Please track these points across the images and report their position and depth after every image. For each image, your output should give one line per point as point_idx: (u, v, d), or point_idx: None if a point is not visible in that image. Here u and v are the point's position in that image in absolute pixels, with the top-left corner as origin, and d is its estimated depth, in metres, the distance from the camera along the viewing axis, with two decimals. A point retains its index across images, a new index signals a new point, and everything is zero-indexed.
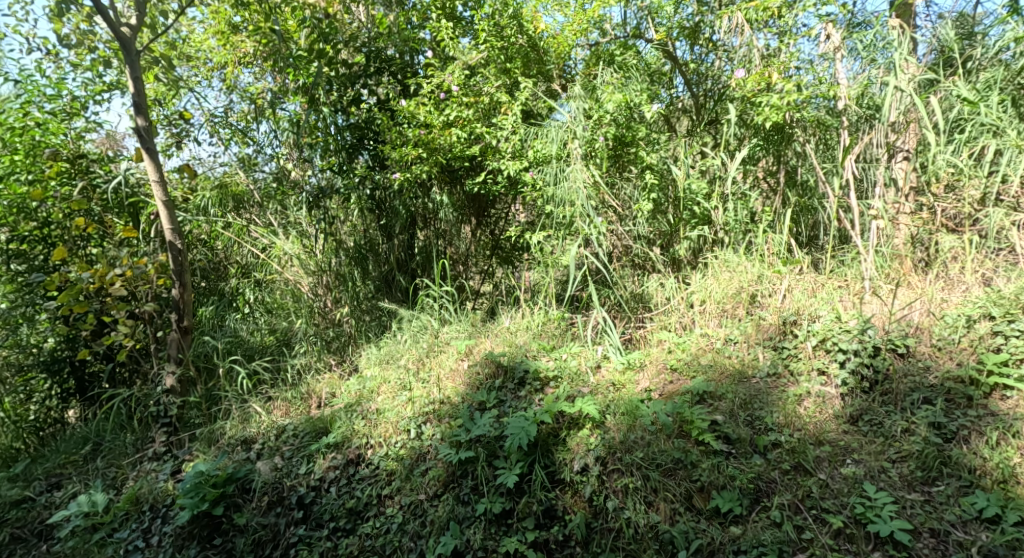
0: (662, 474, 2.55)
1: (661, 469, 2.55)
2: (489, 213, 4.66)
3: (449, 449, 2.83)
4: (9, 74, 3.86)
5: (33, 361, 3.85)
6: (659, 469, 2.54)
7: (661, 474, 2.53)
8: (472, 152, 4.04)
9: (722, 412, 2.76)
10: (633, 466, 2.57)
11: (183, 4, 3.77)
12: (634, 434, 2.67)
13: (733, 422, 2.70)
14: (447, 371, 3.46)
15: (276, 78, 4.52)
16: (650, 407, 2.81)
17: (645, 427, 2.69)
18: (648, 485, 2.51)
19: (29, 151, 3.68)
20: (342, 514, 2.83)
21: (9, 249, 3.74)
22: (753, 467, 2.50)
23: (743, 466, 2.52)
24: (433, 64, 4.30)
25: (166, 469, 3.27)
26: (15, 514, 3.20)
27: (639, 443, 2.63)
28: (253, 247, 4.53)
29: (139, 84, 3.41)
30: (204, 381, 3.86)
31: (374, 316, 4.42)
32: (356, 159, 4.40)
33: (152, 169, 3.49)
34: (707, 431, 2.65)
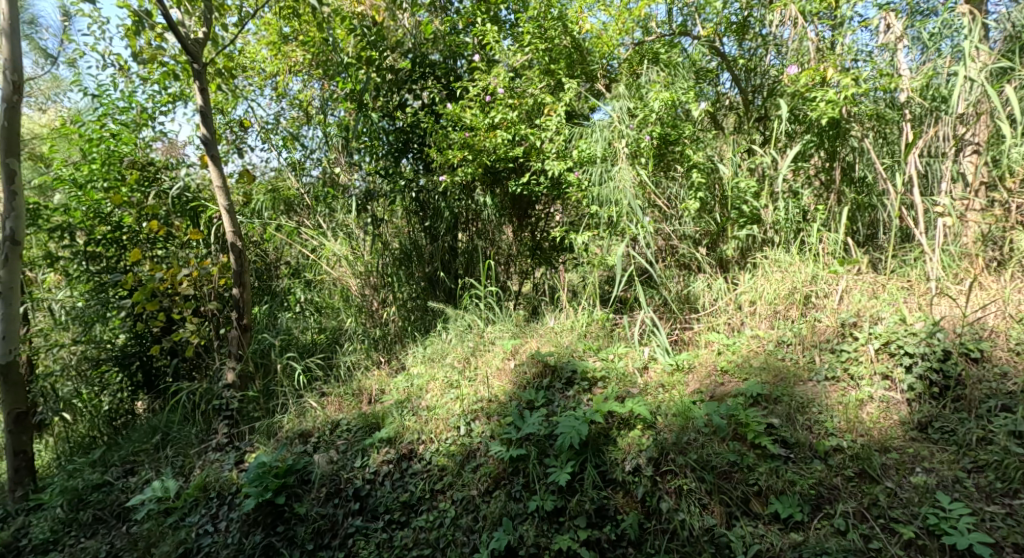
0: (717, 476, 2.51)
1: (716, 471, 2.50)
2: (530, 214, 4.68)
3: (501, 447, 2.89)
4: (87, 89, 4.13)
5: (106, 355, 4.09)
6: (714, 472, 2.50)
7: (716, 477, 2.49)
8: (517, 153, 4.04)
9: (778, 416, 2.68)
10: (688, 467, 2.54)
11: (243, 17, 3.95)
12: (687, 435, 2.64)
13: (791, 426, 2.63)
14: (494, 370, 3.51)
15: (326, 85, 4.71)
16: (703, 409, 2.76)
17: (698, 428, 2.66)
18: (703, 487, 2.47)
19: (105, 161, 3.95)
20: (397, 507, 2.89)
21: (84, 250, 4.00)
22: (814, 472, 2.42)
23: (803, 471, 2.44)
24: (479, 68, 4.35)
25: (229, 460, 3.42)
26: (95, 497, 3.42)
27: (693, 444, 2.60)
28: (303, 248, 4.62)
29: (206, 95, 3.59)
30: (262, 377, 4.03)
31: (420, 316, 4.52)
32: (401, 163, 4.51)
33: (215, 175, 3.67)
34: (763, 435, 2.59)
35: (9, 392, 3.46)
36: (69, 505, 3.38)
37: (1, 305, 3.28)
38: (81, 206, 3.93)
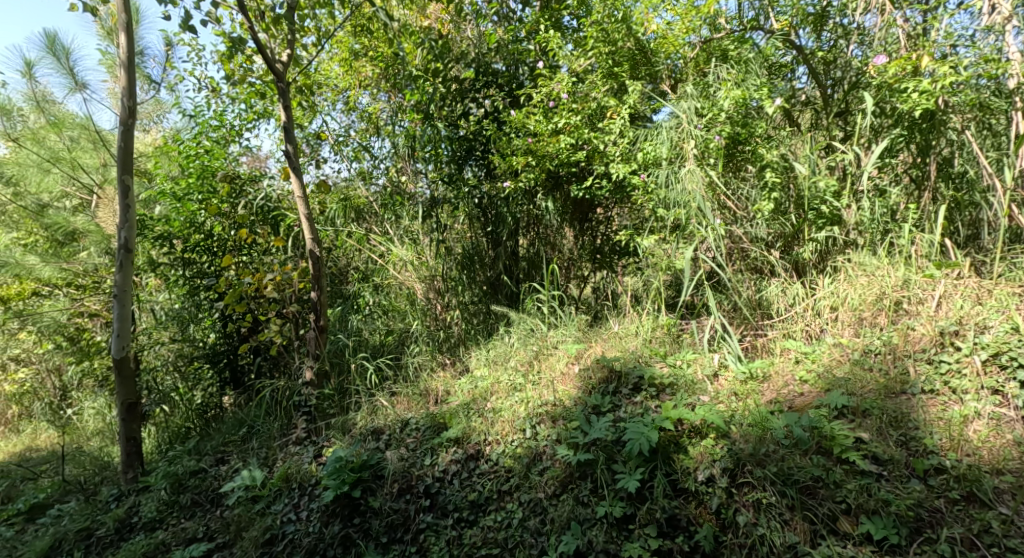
0: (800, 491, 2.40)
1: (798, 486, 2.40)
2: (590, 218, 4.61)
3: (567, 450, 2.89)
4: (185, 111, 4.53)
5: (199, 353, 4.45)
6: (797, 486, 2.40)
7: (799, 492, 2.38)
8: (579, 158, 3.99)
9: (867, 429, 2.54)
10: (766, 480, 2.44)
11: (320, 38, 4.21)
12: (765, 447, 2.55)
13: (883, 442, 2.47)
14: (559, 374, 3.53)
15: (393, 97, 4.91)
16: (781, 419, 2.65)
17: (778, 440, 2.57)
18: (784, 502, 2.38)
19: (200, 175, 4.30)
20: (465, 506, 2.96)
21: (181, 257, 4.38)
22: (911, 493, 2.26)
23: (899, 491, 2.29)
24: (543, 75, 4.31)
25: (308, 453, 3.61)
26: (193, 482, 3.72)
27: (771, 457, 2.50)
28: (371, 254, 4.82)
29: (289, 112, 3.84)
30: (337, 375, 4.25)
31: (482, 319, 4.56)
32: (464, 170, 4.62)
33: (296, 187, 3.90)
34: (851, 449, 2.46)
35: (123, 385, 3.84)
36: (171, 489, 3.69)
37: (116, 306, 3.62)
38: (180, 216, 4.31)
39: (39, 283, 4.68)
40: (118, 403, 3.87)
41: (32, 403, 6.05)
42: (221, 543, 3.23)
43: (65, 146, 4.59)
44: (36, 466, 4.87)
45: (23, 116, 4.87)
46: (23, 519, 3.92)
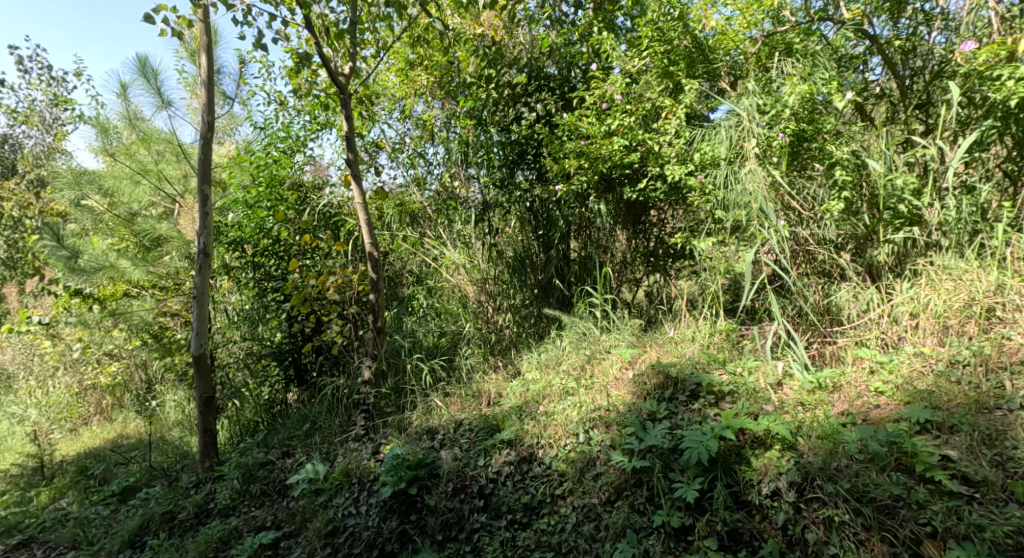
0: (877, 510, 2.30)
1: (875, 505, 2.29)
2: (643, 220, 4.55)
3: (622, 456, 2.88)
4: (257, 124, 4.81)
5: (267, 351, 4.72)
6: (873, 505, 2.29)
7: (875, 511, 2.28)
8: (633, 159, 3.88)
9: (955, 447, 2.38)
10: (839, 497, 2.34)
11: (378, 49, 4.37)
12: (837, 461, 2.43)
13: (974, 461, 2.31)
14: (612, 379, 3.48)
15: (447, 104, 5.03)
16: (855, 432, 2.55)
17: (851, 455, 2.45)
18: (860, 521, 2.27)
19: (270, 184, 4.55)
20: (519, 508, 2.98)
21: (252, 260, 4.67)
22: (1010, 518, 2.10)
23: (994, 515, 2.13)
24: (597, 77, 4.25)
25: (367, 450, 3.74)
26: (262, 473, 3.92)
27: (844, 472, 2.39)
28: (427, 258, 4.85)
29: (351, 122, 4.00)
30: (393, 374, 4.37)
31: (534, 323, 4.57)
32: (515, 175, 4.67)
33: (357, 194, 4.05)
34: (937, 468, 2.32)
35: (201, 379, 4.12)
36: (242, 478, 3.90)
37: (197, 307, 3.89)
38: (251, 223, 4.58)
39: (130, 285, 5.00)
40: (197, 396, 4.16)
41: (123, 395, 6.58)
42: (287, 532, 3.40)
43: (152, 160, 4.94)
44: (126, 452, 5.29)
45: (116, 131, 5.04)
46: (117, 500, 4.32)
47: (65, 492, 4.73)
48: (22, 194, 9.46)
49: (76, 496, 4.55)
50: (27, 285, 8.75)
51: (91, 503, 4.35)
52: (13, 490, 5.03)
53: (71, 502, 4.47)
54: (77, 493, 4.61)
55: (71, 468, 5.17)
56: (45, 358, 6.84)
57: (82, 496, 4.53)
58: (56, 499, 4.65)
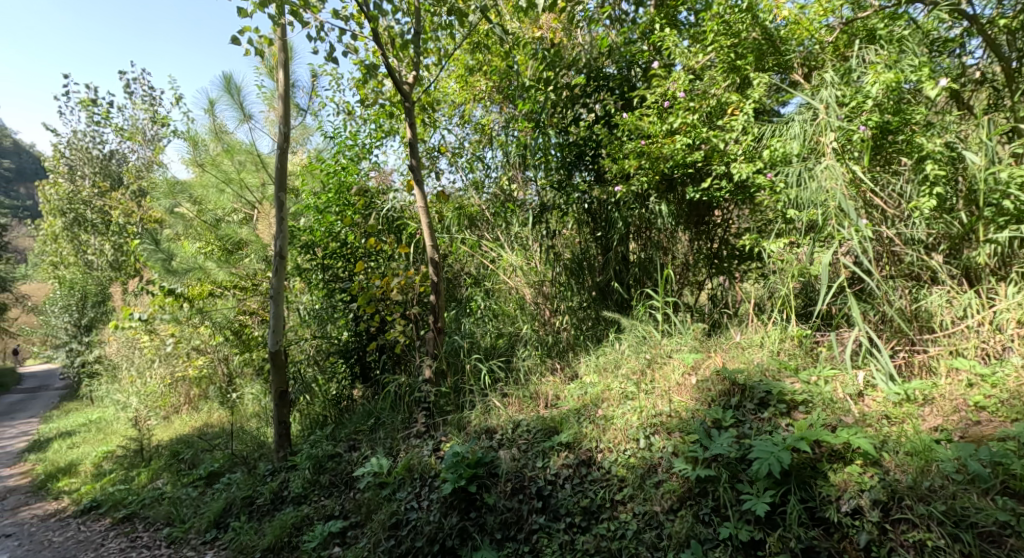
0: (977, 537, 2.14)
1: (975, 531, 2.14)
2: (707, 220, 4.30)
3: (685, 464, 2.80)
4: (328, 134, 5.04)
5: (335, 349, 4.95)
6: (973, 530, 2.14)
7: (975, 537, 2.12)
8: (696, 158, 3.74)
9: None
10: (932, 520, 2.20)
11: (440, 57, 4.47)
12: (929, 481, 2.29)
13: None
14: (674, 385, 3.37)
15: (507, 108, 5.06)
16: (951, 451, 2.36)
17: (946, 475, 2.29)
18: (957, 547, 2.13)
19: (338, 190, 4.75)
20: (578, 511, 2.95)
21: (322, 262, 4.88)
22: None
23: None
24: (658, 75, 4.14)
25: (428, 447, 3.81)
26: (330, 465, 4.11)
27: (937, 493, 2.25)
28: (484, 259, 4.93)
29: (414, 128, 4.11)
30: (453, 374, 4.44)
31: (591, 325, 4.53)
32: (573, 176, 4.59)
33: (419, 198, 4.15)
34: None
35: (277, 374, 4.37)
36: (313, 469, 4.11)
37: (273, 307, 4.11)
38: (321, 227, 4.79)
39: (215, 286, 5.28)
40: (272, 391, 4.41)
41: (208, 386, 7.06)
42: (354, 523, 3.56)
43: (235, 169, 5.07)
44: (211, 438, 5.68)
45: (204, 143, 5.05)
46: (204, 483, 4.69)
47: (161, 473, 5.22)
48: (127, 202, 10.31)
49: (170, 477, 5.00)
50: (131, 284, 9.56)
51: (182, 484, 4.77)
52: (120, 469, 5.70)
53: (165, 482, 4.93)
54: (170, 475, 5.07)
55: (165, 452, 5.67)
56: (144, 350, 7.46)
57: (175, 477, 4.97)
58: (152, 480, 5.13)
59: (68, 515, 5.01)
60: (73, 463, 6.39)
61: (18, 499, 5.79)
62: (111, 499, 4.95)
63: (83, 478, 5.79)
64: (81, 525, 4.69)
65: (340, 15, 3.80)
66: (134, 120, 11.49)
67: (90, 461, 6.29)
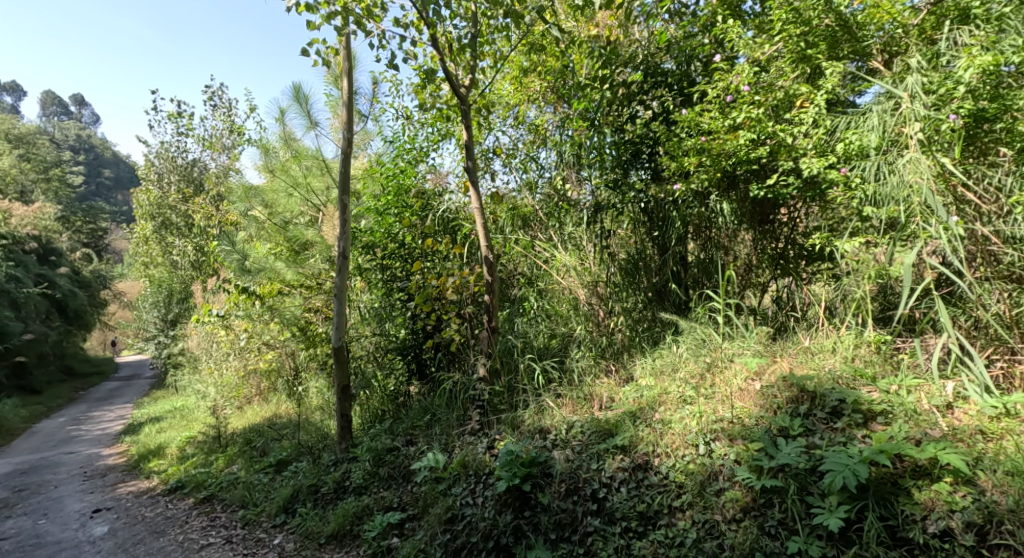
0: None
1: None
2: (772, 219, 4.07)
3: (748, 473, 2.71)
4: (387, 138, 5.19)
5: (393, 346, 5.09)
6: None
7: None
8: (760, 154, 3.57)
9: None
10: None
11: (497, 59, 4.50)
12: None
13: None
14: (736, 390, 3.24)
15: (562, 108, 5.01)
16: None
17: None
18: None
19: (397, 193, 4.87)
20: (634, 516, 2.89)
21: (382, 262, 5.03)
22: None
23: None
24: (720, 68, 3.97)
25: (482, 444, 3.83)
26: (389, 459, 4.22)
27: None
28: (536, 260, 4.90)
29: (470, 130, 4.16)
30: (507, 373, 4.46)
31: (647, 327, 4.39)
32: (629, 175, 4.49)
33: (475, 199, 4.18)
34: None
35: (339, 369, 4.52)
36: (373, 462, 4.23)
37: (336, 304, 4.26)
38: (381, 229, 4.94)
39: (284, 284, 5.45)
40: (336, 384, 4.59)
41: (277, 379, 7.40)
42: (411, 515, 3.63)
43: (303, 174, 5.28)
44: (279, 428, 5.94)
45: (275, 151, 5.33)
46: (273, 470, 4.91)
47: (235, 459, 5.52)
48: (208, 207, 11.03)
49: (244, 463, 5.27)
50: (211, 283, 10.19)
51: (254, 470, 5.00)
52: (201, 453, 6.06)
53: (240, 467, 5.21)
54: (244, 461, 5.32)
55: (239, 439, 6.00)
56: (222, 345, 7.93)
57: (248, 463, 5.22)
58: (229, 465, 5.41)
59: (157, 493, 5.36)
60: (161, 445, 6.88)
61: (116, 476, 6.31)
62: (193, 480, 5.26)
63: (170, 460, 6.24)
64: (169, 503, 5.04)
65: (401, 23, 3.91)
66: (213, 130, 12.20)
67: (174, 444, 6.74)
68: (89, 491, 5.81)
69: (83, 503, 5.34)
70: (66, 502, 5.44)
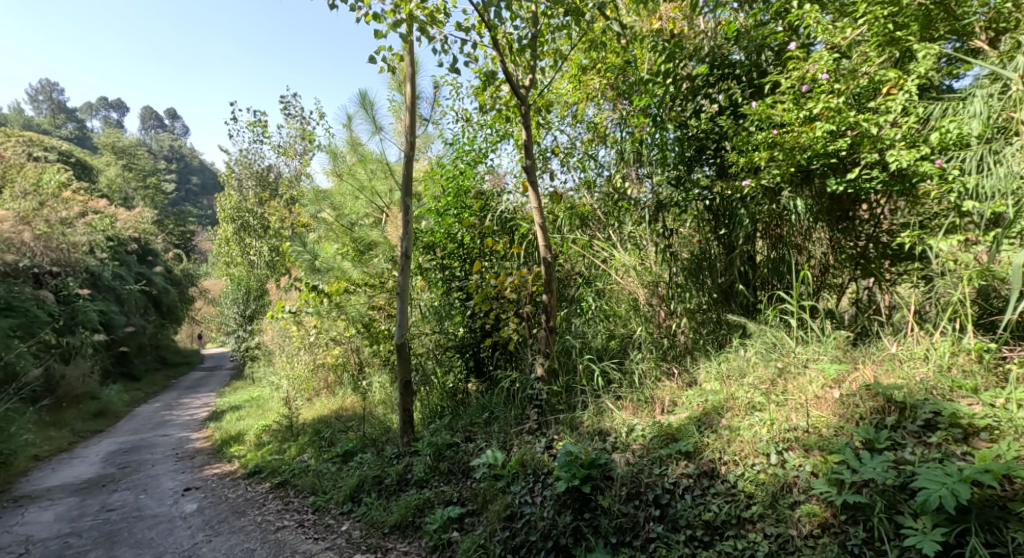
0: None
1: None
2: (851, 215, 3.81)
3: (828, 487, 2.55)
4: (448, 141, 5.26)
5: (452, 344, 5.15)
6: None
7: None
8: (840, 147, 3.33)
9: None
10: None
11: (557, 58, 4.44)
12: None
13: None
14: (812, 397, 3.05)
15: (623, 105, 4.87)
16: None
17: None
18: None
19: (456, 194, 4.94)
20: (699, 524, 2.77)
21: (443, 262, 5.11)
22: None
23: None
24: (796, 57, 3.75)
25: (541, 443, 3.81)
26: (449, 454, 4.28)
27: None
28: (595, 259, 4.81)
29: (530, 130, 4.14)
30: (565, 373, 4.40)
31: (712, 330, 4.21)
32: (694, 171, 4.28)
33: (533, 198, 4.15)
34: None
35: (401, 365, 4.62)
36: (434, 456, 4.30)
37: (398, 303, 4.35)
38: (441, 229, 5.03)
39: (350, 282, 5.67)
40: (398, 380, 4.70)
41: (343, 374, 7.68)
42: (471, 510, 3.66)
43: (368, 177, 5.43)
44: (346, 420, 6.15)
45: (342, 155, 5.44)
46: (340, 460, 5.09)
47: (305, 447, 5.76)
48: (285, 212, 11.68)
49: (313, 452, 5.49)
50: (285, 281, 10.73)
51: (323, 459, 5.21)
52: (275, 441, 6.38)
53: (310, 456, 5.44)
54: (314, 450, 5.53)
55: (308, 429, 6.27)
56: (293, 339, 8.32)
57: (318, 452, 5.44)
58: (300, 453, 5.65)
59: (237, 476, 5.69)
60: (240, 432, 7.30)
61: (202, 458, 6.76)
62: (269, 465, 5.54)
63: (247, 447, 6.61)
64: (247, 486, 5.34)
65: (463, 27, 3.94)
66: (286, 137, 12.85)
67: (252, 432, 7.13)
68: (180, 471, 6.25)
69: (176, 482, 5.76)
70: (161, 480, 5.88)
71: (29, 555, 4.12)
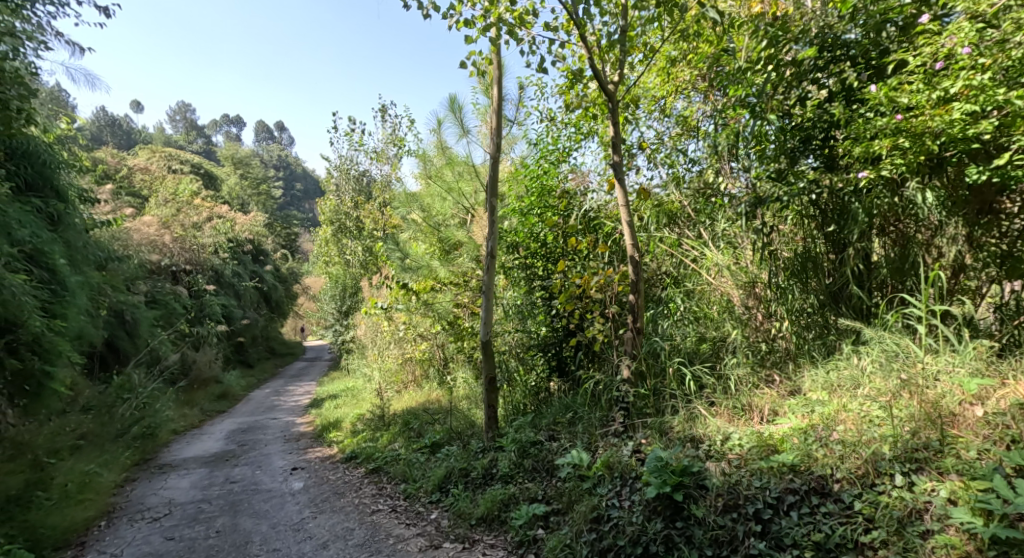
0: None
1: None
2: (995, 208, 3.31)
3: (970, 517, 2.25)
4: (532, 141, 5.22)
5: (534, 343, 5.13)
6: None
7: None
8: (983, 130, 2.93)
9: None
10: None
11: (647, 53, 4.27)
12: None
13: None
14: (947, 414, 2.73)
15: (716, 97, 4.60)
16: None
17: None
18: None
19: (540, 194, 4.90)
20: (808, 545, 2.54)
21: (528, 262, 5.11)
22: None
23: None
24: (925, 32, 3.35)
25: (628, 447, 3.69)
26: (533, 452, 4.25)
27: None
28: (684, 258, 4.57)
29: (619, 126, 4.01)
30: (652, 376, 4.22)
31: (818, 334, 3.85)
32: (799, 163, 3.89)
33: (620, 194, 4.00)
34: None
35: (487, 362, 4.66)
36: (519, 453, 4.31)
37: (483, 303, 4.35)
38: (525, 230, 5.03)
39: (437, 281, 5.81)
40: (484, 377, 4.74)
41: (430, 368, 7.91)
42: (556, 510, 3.61)
43: (455, 179, 5.53)
44: (433, 413, 6.32)
45: (431, 159, 5.56)
46: (428, 450, 5.23)
47: (395, 437, 5.98)
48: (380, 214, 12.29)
49: (403, 442, 5.69)
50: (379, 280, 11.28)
51: (412, 449, 5.37)
52: (367, 429, 6.70)
53: (400, 446, 5.63)
54: (404, 440, 5.73)
55: (398, 420, 6.52)
56: (385, 334, 8.69)
57: (407, 442, 5.63)
58: (391, 442, 5.87)
59: (336, 460, 6.04)
60: (338, 419, 7.75)
61: (306, 441, 7.24)
62: (363, 452, 5.83)
63: (343, 433, 6.99)
64: (343, 470, 5.63)
65: (551, 27, 3.92)
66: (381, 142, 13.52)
67: (348, 419, 7.53)
68: (288, 451, 6.73)
69: (284, 461, 6.22)
70: (272, 459, 6.36)
71: (170, 516, 4.60)
